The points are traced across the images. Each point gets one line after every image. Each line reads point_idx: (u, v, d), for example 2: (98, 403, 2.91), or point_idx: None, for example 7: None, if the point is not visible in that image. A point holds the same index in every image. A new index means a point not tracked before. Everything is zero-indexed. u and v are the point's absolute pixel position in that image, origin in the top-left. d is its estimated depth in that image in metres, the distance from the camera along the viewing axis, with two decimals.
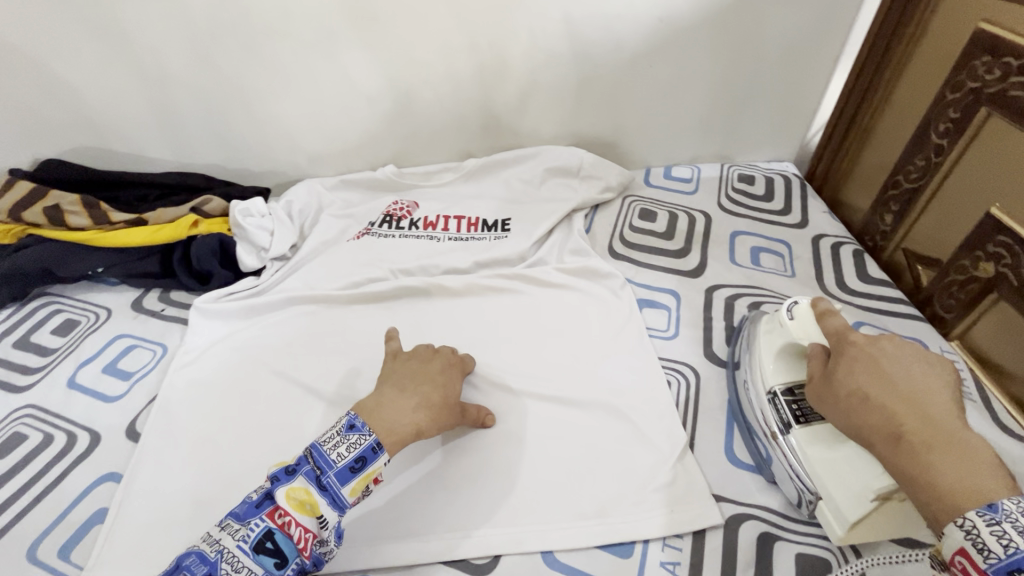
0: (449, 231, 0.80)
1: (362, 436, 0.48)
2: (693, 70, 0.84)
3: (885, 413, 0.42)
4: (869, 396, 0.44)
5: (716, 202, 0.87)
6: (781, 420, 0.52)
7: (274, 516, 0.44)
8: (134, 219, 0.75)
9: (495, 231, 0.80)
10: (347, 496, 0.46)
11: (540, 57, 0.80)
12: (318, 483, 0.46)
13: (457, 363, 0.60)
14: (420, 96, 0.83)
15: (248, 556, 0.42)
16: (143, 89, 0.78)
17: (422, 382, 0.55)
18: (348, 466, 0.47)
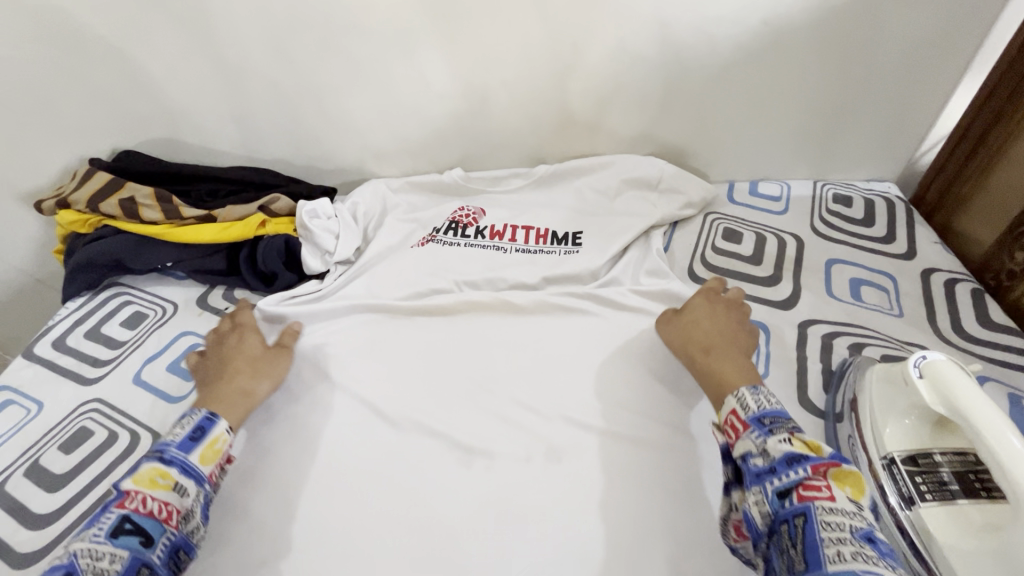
0: (516, 242, 0.76)
1: (190, 415, 0.54)
2: (794, 78, 0.76)
3: (696, 332, 0.59)
4: (700, 323, 0.60)
5: (809, 225, 0.79)
6: (900, 492, 0.45)
7: (125, 502, 0.46)
8: (205, 215, 0.74)
9: (565, 244, 0.75)
10: (198, 463, 0.51)
11: (626, 60, 0.75)
12: (162, 460, 0.49)
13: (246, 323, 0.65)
14: (494, 97, 0.79)
15: (107, 543, 0.43)
16: (219, 82, 0.78)
17: (227, 358, 0.61)
18: (187, 437, 0.52)
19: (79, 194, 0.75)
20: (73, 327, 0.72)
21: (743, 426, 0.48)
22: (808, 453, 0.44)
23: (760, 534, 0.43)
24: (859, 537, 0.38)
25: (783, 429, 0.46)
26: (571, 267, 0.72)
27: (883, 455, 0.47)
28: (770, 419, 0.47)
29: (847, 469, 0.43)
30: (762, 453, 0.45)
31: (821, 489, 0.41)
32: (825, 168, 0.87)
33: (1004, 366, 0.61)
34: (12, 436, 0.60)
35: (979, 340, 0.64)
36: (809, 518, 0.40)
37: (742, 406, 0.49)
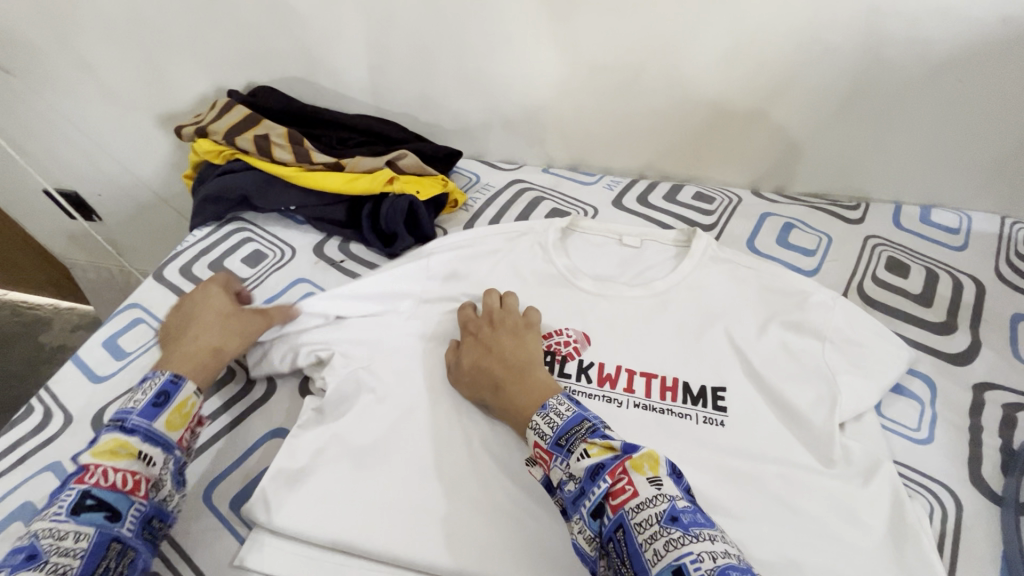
0: (634, 394, 0.56)
1: (155, 377, 0.52)
2: (1017, 96, 0.64)
3: (484, 370, 0.55)
4: (484, 365, 0.55)
5: (993, 268, 0.68)
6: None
7: (84, 479, 0.43)
8: (334, 163, 0.71)
9: (701, 407, 0.55)
10: (162, 429, 0.49)
11: (814, 50, 0.65)
12: (125, 429, 0.47)
13: (228, 283, 0.65)
14: (647, 76, 0.72)
15: (69, 522, 0.41)
16: (361, 25, 0.75)
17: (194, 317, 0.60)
18: (149, 403, 0.50)
19: (218, 126, 0.75)
20: (198, 256, 0.74)
21: (548, 456, 0.46)
22: (602, 458, 0.43)
23: (596, 561, 0.42)
24: (666, 520, 0.39)
25: (579, 442, 0.45)
26: (734, 449, 0.52)
27: None
28: (565, 437, 0.46)
29: (639, 451, 0.43)
30: (569, 476, 0.44)
31: (626, 490, 0.41)
32: (1021, 205, 0.73)
33: None
34: (140, 354, 0.63)
35: None
36: (626, 528, 0.39)
37: (541, 437, 0.47)
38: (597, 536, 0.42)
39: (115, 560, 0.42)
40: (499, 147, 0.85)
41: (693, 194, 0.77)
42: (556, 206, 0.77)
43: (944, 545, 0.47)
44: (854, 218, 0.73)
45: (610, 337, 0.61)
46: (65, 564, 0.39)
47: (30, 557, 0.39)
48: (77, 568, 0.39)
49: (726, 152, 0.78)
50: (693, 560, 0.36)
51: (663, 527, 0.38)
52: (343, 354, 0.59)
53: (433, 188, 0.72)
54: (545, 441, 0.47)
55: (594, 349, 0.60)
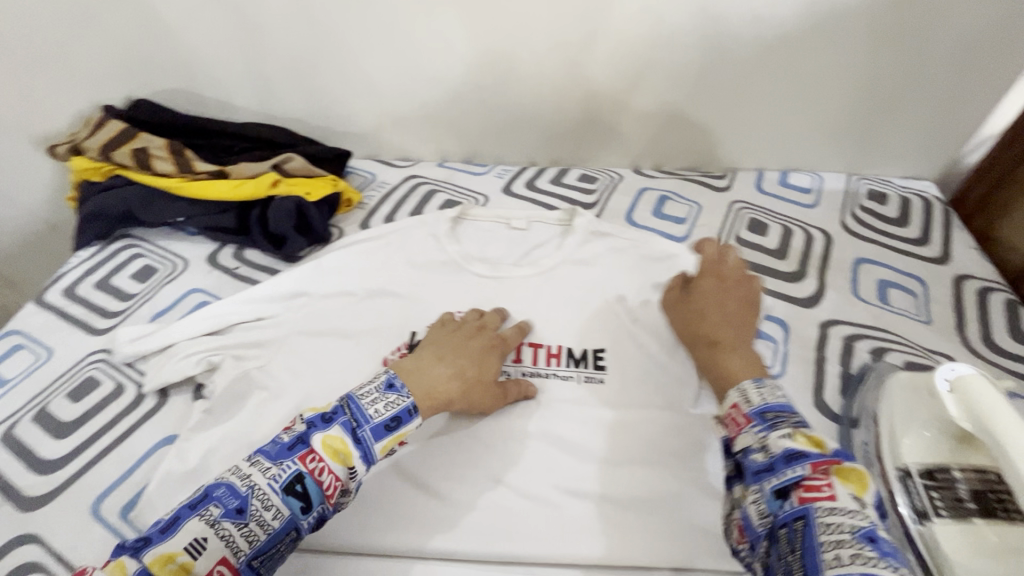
0: (522, 363, 0.61)
1: (399, 395, 0.49)
2: (841, 66, 0.72)
3: (479, 380, 0.55)
4: (461, 364, 0.55)
5: (840, 220, 0.76)
6: (914, 506, 0.44)
7: (307, 460, 0.43)
8: (217, 171, 0.72)
9: (584, 367, 0.60)
10: (380, 454, 0.47)
11: (664, 35, 0.71)
12: (354, 436, 0.45)
13: (501, 341, 0.59)
14: (520, 67, 0.76)
15: (278, 496, 0.42)
16: (236, 33, 0.75)
17: (456, 349, 0.56)
18: (382, 423, 0.47)
19: (93, 142, 0.73)
20: (85, 275, 0.72)
21: (745, 421, 0.45)
22: (811, 450, 0.41)
23: (760, 536, 0.42)
24: (860, 537, 0.36)
25: (787, 426, 0.43)
26: None
27: (899, 466, 0.47)
28: (774, 413, 0.45)
29: (851, 463, 0.41)
30: (762, 448, 0.43)
31: (821, 489, 0.39)
32: (862, 162, 0.82)
33: None
34: (21, 380, 0.61)
35: (1007, 354, 0.61)
36: (809, 521, 0.38)
37: (744, 401, 0.46)
38: (769, 516, 0.41)
39: (286, 545, 0.42)
40: (393, 145, 0.87)
41: (578, 175, 0.82)
42: (450, 197, 0.80)
43: None
44: (722, 186, 0.80)
45: None
46: (256, 534, 0.41)
47: (240, 510, 0.41)
48: (257, 545, 0.41)
49: (604, 135, 0.83)
50: None
51: (857, 541, 0.36)
52: (234, 356, 0.60)
53: (324, 189, 0.74)
54: (745, 406, 0.46)
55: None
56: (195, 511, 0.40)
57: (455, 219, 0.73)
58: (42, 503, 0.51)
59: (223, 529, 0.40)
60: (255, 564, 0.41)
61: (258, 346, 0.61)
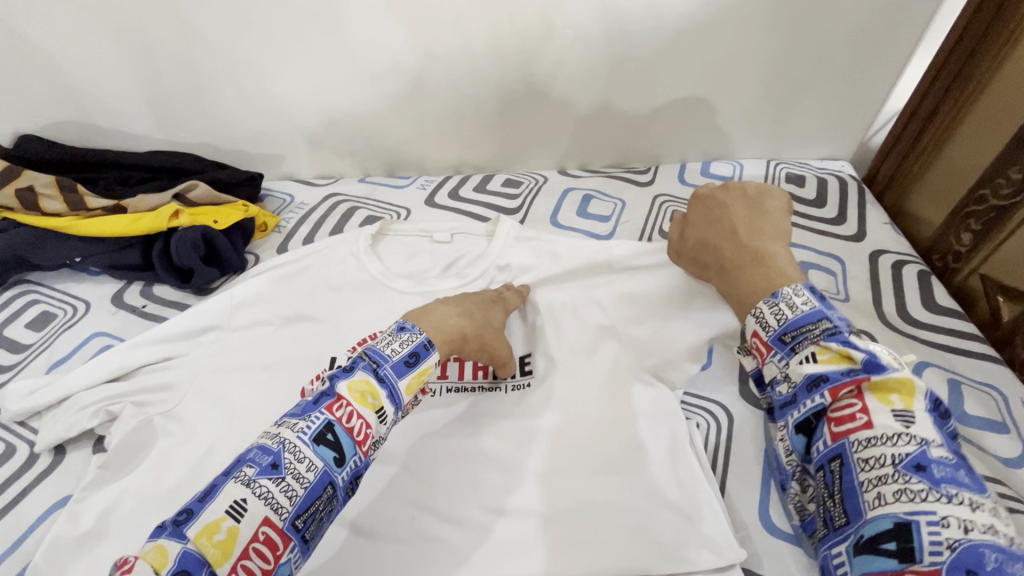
0: (447, 379, 0.58)
1: (411, 335, 0.48)
2: (744, 58, 0.73)
3: (484, 322, 0.55)
4: (467, 305, 0.56)
5: None
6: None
7: (334, 408, 0.41)
8: (113, 206, 0.67)
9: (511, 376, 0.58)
10: (404, 391, 0.45)
11: (569, 36, 0.70)
12: (376, 376, 0.44)
13: (501, 299, 0.59)
14: (429, 75, 0.74)
15: (309, 448, 0.39)
16: (124, 60, 0.71)
17: (475, 301, 0.57)
18: (403, 360, 0.46)
19: None
20: None
21: (765, 349, 0.45)
22: (835, 367, 0.40)
23: (790, 474, 0.45)
24: (906, 467, 0.36)
25: (809, 343, 0.42)
26: (538, 412, 0.55)
27: None
28: (791, 333, 0.43)
29: (890, 375, 0.39)
30: (786, 379, 0.43)
31: (854, 418, 0.39)
32: (779, 147, 0.84)
33: (946, 351, 0.59)
34: None
35: (921, 324, 0.62)
36: (845, 460, 0.38)
37: (761, 325, 0.45)
38: (800, 453, 0.42)
39: (325, 504, 0.39)
40: (310, 164, 0.84)
41: (502, 181, 0.81)
42: (371, 213, 0.77)
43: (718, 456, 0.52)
44: (645, 181, 0.81)
45: None
46: (293, 490, 0.37)
47: (274, 464, 0.38)
48: (296, 502, 0.37)
49: (525, 138, 0.82)
50: (931, 523, 0.33)
51: (900, 472, 0.35)
52: (135, 403, 0.57)
53: (233, 215, 0.70)
54: (766, 332, 0.45)
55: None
56: (229, 476, 0.37)
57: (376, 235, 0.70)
58: None
59: (261, 487, 0.37)
60: (299, 526, 0.38)
61: (164, 390, 0.57)
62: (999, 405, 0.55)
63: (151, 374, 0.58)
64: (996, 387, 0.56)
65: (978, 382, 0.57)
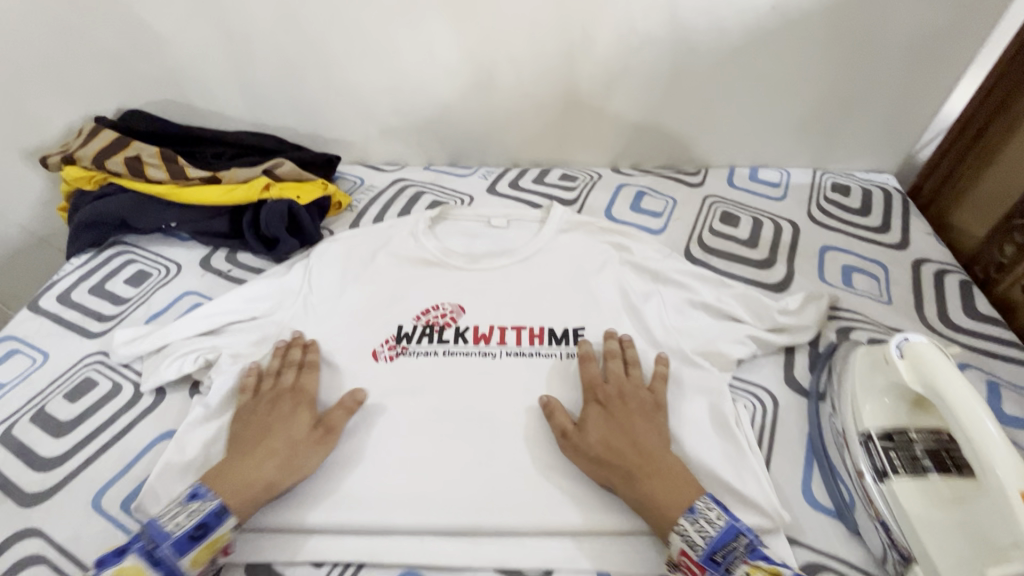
0: (506, 345, 0.63)
1: (202, 502, 0.48)
2: (801, 69, 0.76)
3: (290, 453, 0.53)
4: (267, 440, 0.54)
5: (806, 212, 0.80)
6: (875, 466, 0.48)
7: None
8: (209, 177, 0.74)
9: (565, 345, 0.63)
10: (190, 568, 0.46)
11: (634, 42, 0.75)
12: (150, 559, 0.45)
13: (301, 394, 0.58)
14: (500, 74, 0.79)
15: None
16: (226, 46, 0.78)
17: (266, 433, 0.54)
18: (186, 534, 0.46)
19: (85, 151, 0.75)
20: (78, 282, 0.73)
21: (700, 570, 0.46)
22: None
23: None
24: None
25: (740, 563, 0.44)
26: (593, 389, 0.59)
27: (860, 432, 0.50)
28: (721, 553, 0.45)
29: None
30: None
31: None
32: (826, 158, 0.87)
33: (985, 356, 0.62)
34: (18, 384, 0.62)
35: (963, 329, 0.65)
36: None
37: (689, 546, 0.46)
38: None
39: None
40: (380, 151, 0.90)
41: (559, 176, 0.86)
42: (437, 198, 0.83)
43: (765, 437, 0.56)
44: (695, 182, 0.85)
45: (481, 305, 0.67)
46: None
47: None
48: None
49: (584, 138, 0.87)
50: None
51: None
52: (228, 356, 0.62)
53: (314, 192, 0.76)
54: (694, 553, 0.46)
55: (468, 316, 0.66)
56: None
57: (435, 219, 0.76)
58: (41, 500, 0.52)
59: None
60: None
61: (250, 346, 0.63)
62: None
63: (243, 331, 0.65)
64: None
65: (1018, 386, 0.59)
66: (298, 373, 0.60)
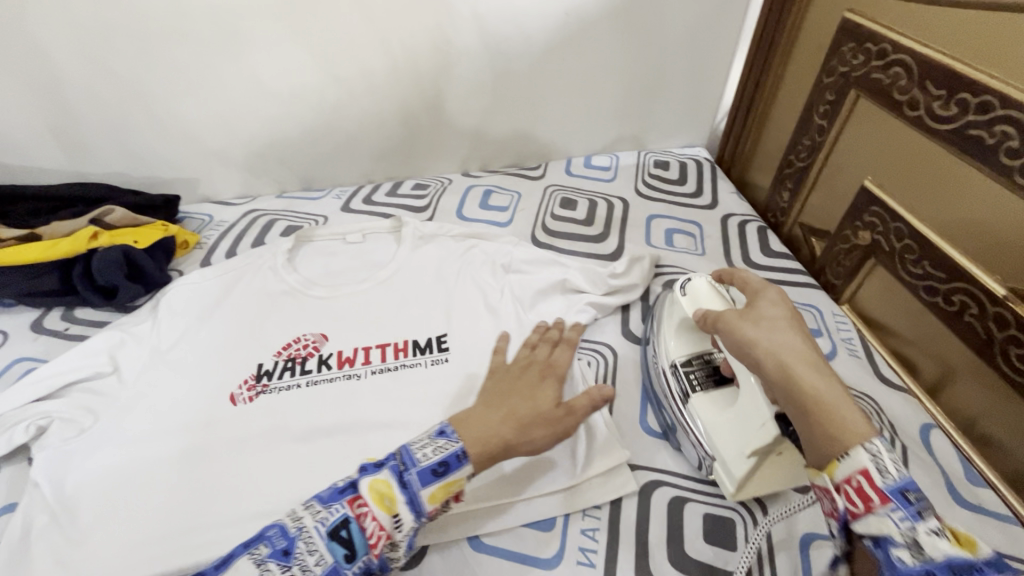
0: (371, 363, 0.65)
1: (448, 441, 0.48)
2: (601, 64, 0.87)
3: (531, 419, 0.53)
4: (512, 402, 0.53)
5: (634, 188, 0.91)
6: (680, 388, 0.56)
7: (354, 504, 0.44)
8: (26, 235, 0.70)
9: (430, 353, 0.65)
10: (425, 500, 0.46)
11: (453, 53, 0.81)
12: (400, 479, 0.46)
13: (551, 368, 0.59)
14: (333, 96, 0.82)
15: (323, 540, 0.43)
16: (29, 97, 0.74)
17: (513, 393, 0.55)
18: (431, 467, 0.47)
19: None
20: None
21: (880, 499, 0.35)
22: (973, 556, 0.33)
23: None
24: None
25: (935, 518, 0.35)
26: (455, 374, 0.63)
27: (670, 362, 0.59)
28: (917, 493, 0.35)
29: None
30: (911, 546, 0.34)
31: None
32: (645, 140, 0.99)
33: (778, 284, 0.74)
34: None
35: (761, 267, 0.77)
36: None
37: (878, 470, 0.36)
38: None
39: None
40: (227, 185, 0.89)
41: (412, 186, 0.90)
42: (291, 223, 0.83)
43: (608, 385, 0.64)
44: (536, 175, 0.92)
45: (340, 326, 0.68)
46: None
47: (286, 551, 0.42)
48: None
49: (430, 147, 0.91)
50: None
51: None
52: (66, 417, 0.58)
53: (153, 235, 0.74)
54: (881, 480, 0.36)
55: (331, 342, 0.67)
56: (246, 551, 0.42)
57: (293, 246, 0.76)
58: None
59: None
60: None
61: (96, 401, 0.60)
62: (816, 317, 0.69)
63: (83, 388, 0.61)
64: (815, 305, 0.71)
65: (802, 303, 0.71)
66: (551, 351, 0.63)
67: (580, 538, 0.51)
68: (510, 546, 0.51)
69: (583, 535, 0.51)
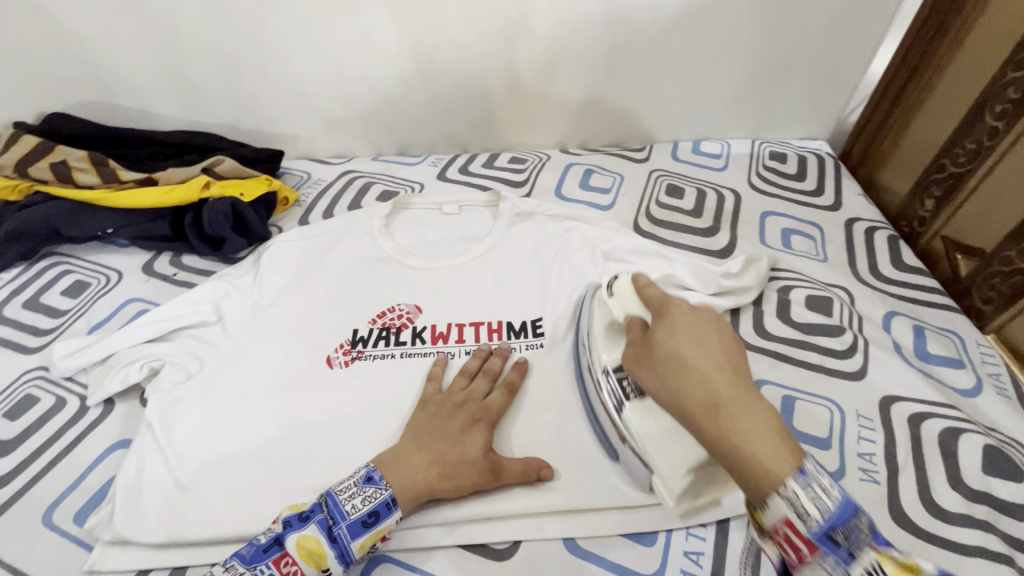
0: (466, 343, 0.63)
1: (377, 488, 0.48)
2: (730, 40, 0.79)
3: (460, 472, 0.50)
4: (440, 448, 0.51)
5: (747, 180, 0.83)
6: (637, 472, 0.48)
7: (281, 564, 0.45)
8: (145, 179, 0.72)
9: (524, 337, 0.63)
10: (356, 552, 0.46)
11: (569, 19, 0.75)
12: (329, 534, 0.46)
13: (486, 411, 0.55)
14: (440, 58, 0.79)
15: None
16: (152, 44, 0.75)
17: (440, 434, 0.53)
18: (360, 519, 0.47)
19: (6, 159, 0.73)
20: (11, 297, 0.69)
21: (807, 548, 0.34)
22: None
23: None
24: None
25: (866, 548, 0.33)
26: (553, 365, 0.60)
27: (621, 437, 0.50)
28: (842, 531, 0.34)
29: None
30: None
31: None
32: (763, 129, 0.90)
33: (912, 303, 0.66)
34: None
35: (891, 281, 0.69)
36: None
37: (799, 518, 0.34)
38: None
39: None
40: (325, 143, 0.88)
41: (507, 159, 0.87)
42: (387, 188, 0.82)
43: None
44: (640, 158, 0.87)
45: (434, 300, 0.67)
46: None
47: None
48: None
49: (530, 118, 0.87)
50: None
51: None
52: (176, 361, 0.60)
53: (257, 188, 0.75)
54: (803, 527, 0.34)
55: (425, 315, 0.65)
56: None
57: (390, 212, 0.75)
58: None
59: None
60: None
61: (202, 348, 0.62)
62: (958, 345, 0.62)
63: (190, 335, 0.63)
64: (955, 331, 0.63)
65: (941, 328, 0.64)
66: (490, 385, 0.58)
67: (683, 560, 0.48)
68: (608, 556, 0.49)
69: (686, 557, 0.48)
